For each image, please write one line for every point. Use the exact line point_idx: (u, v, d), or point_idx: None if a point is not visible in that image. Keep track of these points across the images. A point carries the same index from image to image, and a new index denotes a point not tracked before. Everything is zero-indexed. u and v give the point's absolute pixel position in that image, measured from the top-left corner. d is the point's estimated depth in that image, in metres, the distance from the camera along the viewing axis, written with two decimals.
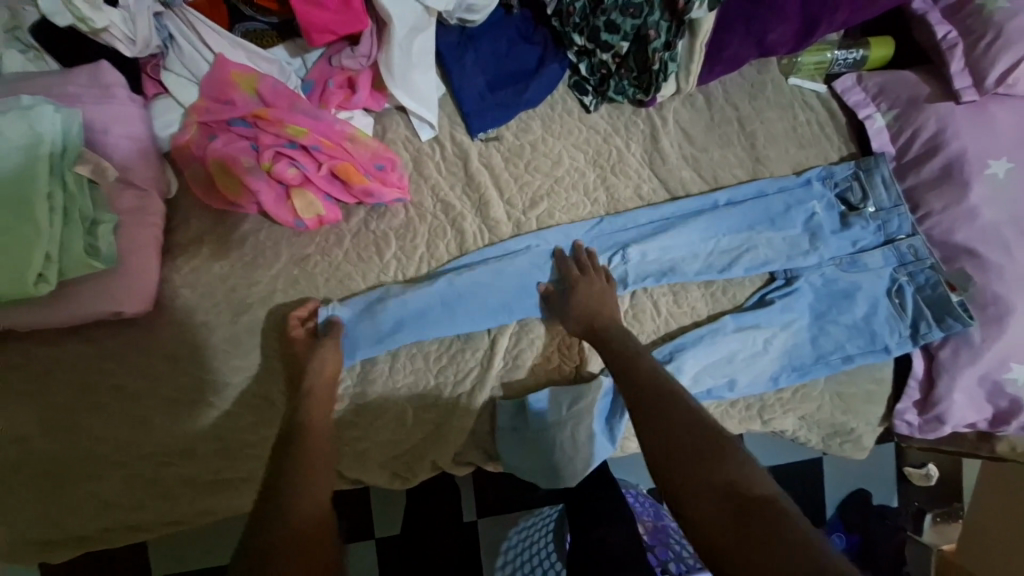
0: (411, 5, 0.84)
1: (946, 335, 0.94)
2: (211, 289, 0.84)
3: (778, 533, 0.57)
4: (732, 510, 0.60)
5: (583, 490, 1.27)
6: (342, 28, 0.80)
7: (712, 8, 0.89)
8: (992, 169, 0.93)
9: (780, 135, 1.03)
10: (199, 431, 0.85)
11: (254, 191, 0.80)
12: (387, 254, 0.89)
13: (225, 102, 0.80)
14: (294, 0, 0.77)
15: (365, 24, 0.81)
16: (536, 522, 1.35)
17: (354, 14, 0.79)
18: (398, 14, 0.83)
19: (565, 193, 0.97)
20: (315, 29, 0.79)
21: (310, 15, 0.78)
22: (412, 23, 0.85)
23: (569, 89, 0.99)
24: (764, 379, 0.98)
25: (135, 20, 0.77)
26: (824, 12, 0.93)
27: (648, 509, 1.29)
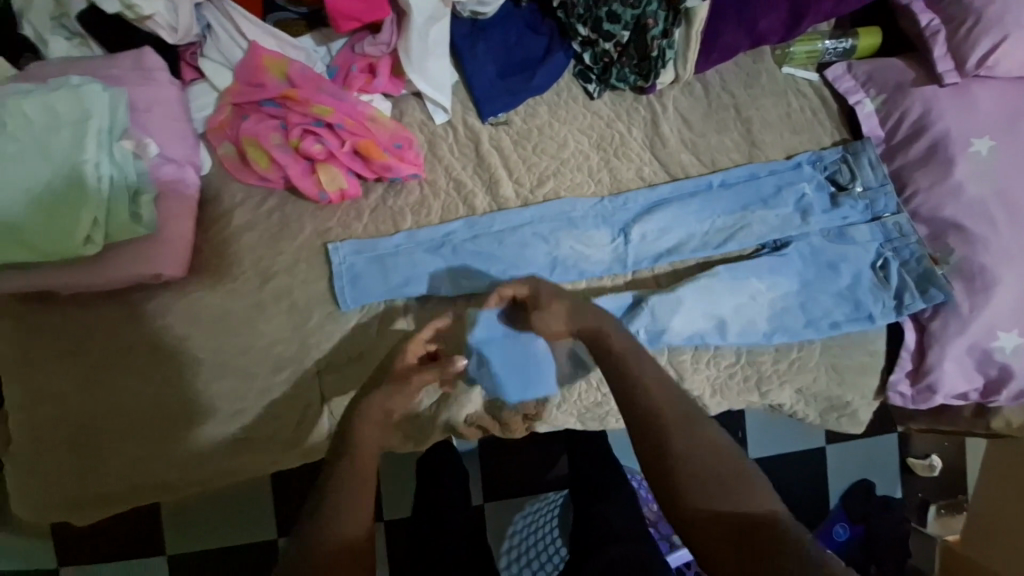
0: None
1: (931, 306, 0.98)
2: (240, 258, 0.91)
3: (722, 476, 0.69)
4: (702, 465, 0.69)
5: (585, 469, 1.33)
6: (366, 16, 0.87)
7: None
8: (976, 147, 0.98)
9: (774, 120, 1.09)
10: (225, 392, 0.91)
11: (282, 166, 0.87)
12: (403, 227, 0.95)
13: (256, 85, 0.87)
14: None
15: (387, 13, 0.88)
16: (542, 507, 1.47)
17: (377, 3, 0.86)
18: (416, 4, 0.90)
19: (570, 173, 1.03)
20: (341, 15, 0.86)
21: (337, 2, 0.85)
22: (429, 12, 0.92)
23: (573, 77, 1.05)
24: (751, 331, 1.01)
25: (177, 11, 0.86)
26: (809, 5, 1.02)
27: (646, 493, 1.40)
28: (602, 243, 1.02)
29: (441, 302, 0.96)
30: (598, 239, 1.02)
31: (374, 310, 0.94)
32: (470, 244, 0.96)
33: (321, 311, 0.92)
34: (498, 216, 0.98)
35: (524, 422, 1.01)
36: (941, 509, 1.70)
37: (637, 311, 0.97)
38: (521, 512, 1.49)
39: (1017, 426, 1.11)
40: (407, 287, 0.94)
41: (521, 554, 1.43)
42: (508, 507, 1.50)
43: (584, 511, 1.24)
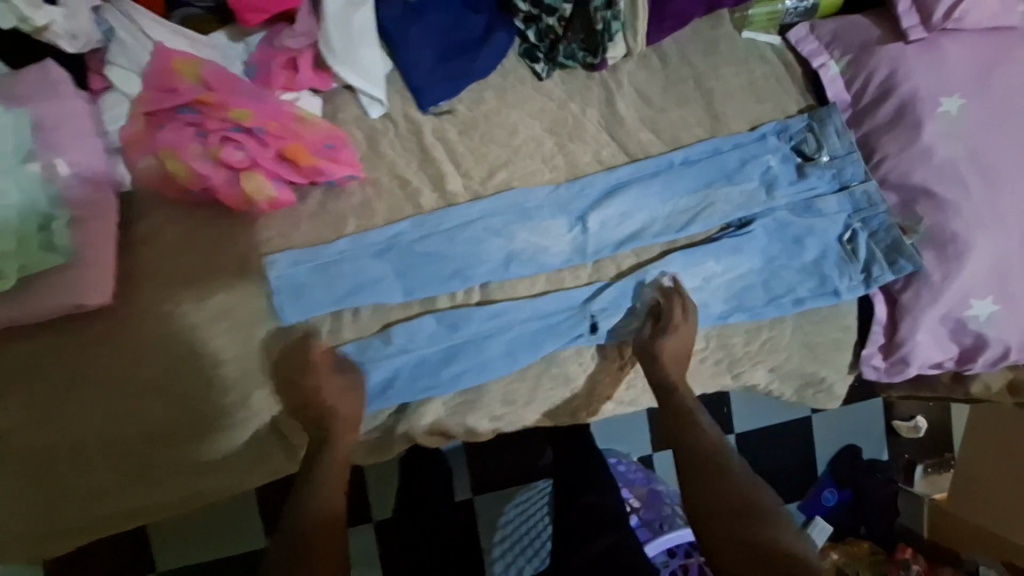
0: None
1: (899, 277, 0.94)
2: (174, 278, 0.85)
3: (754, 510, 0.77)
4: (740, 500, 0.78)
5: (569, 461, 1.34)
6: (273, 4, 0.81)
7: None
8: (945, 106, 0.93)
9: (736, 90, 1.03)
10: (177, 418, 0.86)
11: (204, 176, 0.81)
12: (346, 233, 0.88)
13: (166, 91, 0.80)
14: None
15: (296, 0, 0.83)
16: (534, 495, 1.49)
17: None
18: None
19: (523, 161, 0.98)
20: (246, 8, 0.81)
21: None
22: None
23: (520, 57, 0.98)
24: (709, 314, 0.99)
25: (76, 17, 0.79)
26: None
27: (637, 476, 1.48)
28: (561, 234, 0.97)
29: (393, 308, 0.91)
30: (556, 230, 0.96)
31: (321, 323, 0.88)
32: (418, 245, 0.90)
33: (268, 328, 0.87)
34: (447, 214, 0.92)
35: (491, 424, 0.99)
36: (927, 469, 1.70)
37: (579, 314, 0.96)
38: (511, 501, 1.49)
39: (997, 390, 1.10)
40: (358, 296, 0.87)
41: (513, 542, 1.45)
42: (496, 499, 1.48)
43: (569, 501, 1.25)
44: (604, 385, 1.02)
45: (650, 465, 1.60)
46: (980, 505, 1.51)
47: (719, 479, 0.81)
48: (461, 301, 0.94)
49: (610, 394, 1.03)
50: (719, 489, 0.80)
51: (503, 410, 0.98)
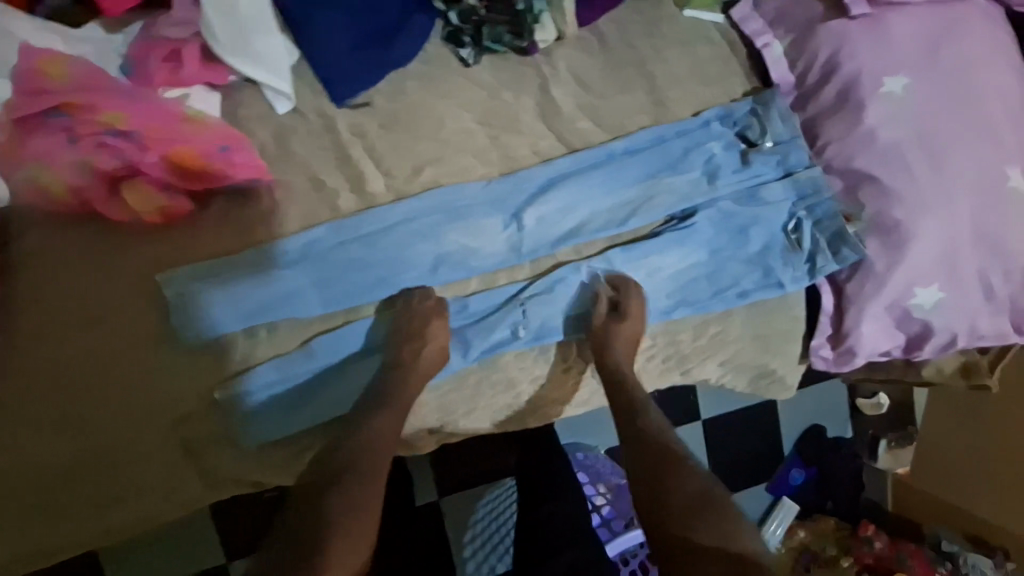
0: None
1: (843, 267, 0.91)
2: (62, 301, 0.78)
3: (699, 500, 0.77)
4: (686, 492, 0.78)
5: (531, 463, 1.30)
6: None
7: None
8: (888, 86, 0.88)
9: (679, 73, 0.97)
10: (75, 454, 0.79)
11: (78, 187, 0.74)
12: (254, 242, 0.82)
13: (28, 91, 0.70)
14: None
15: None
16: (501, 493, 1.43)
17: None
18: None
19: (452, 156, 0.90)
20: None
21: None
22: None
23: (444, 42, 0.90)
24: (653, 310, 0.95)
25: None
26: None
27: (608, 468, 1.43)
28: (496, 234, 0.90)
29: (313, 321, 0.84)
30: (490, 230, 0.90)
31: (233, 340, 0.82)
32: (336, 252, 0.83)
33: (175, 351, 0.81)
34: (367, 217, 0.85)
35: (431, 436, 0.95)
36: (891, 443, 1.60)
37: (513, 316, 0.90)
38: (481, 500, 1.42)
39: (949, 373, 1.08)
40: (262, 316, 0.81)
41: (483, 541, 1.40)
42: (464, 499, 1.42)
43: (531, 509, 1.21)
44: (550, 390, 0.97)
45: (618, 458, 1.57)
46: (944, 477, 1.52)
47: (668, 471, 0.80)
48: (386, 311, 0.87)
49: (556, 397, 0.98)
50: (669, 484, 0.79)
51: (442, 421, 0.93)
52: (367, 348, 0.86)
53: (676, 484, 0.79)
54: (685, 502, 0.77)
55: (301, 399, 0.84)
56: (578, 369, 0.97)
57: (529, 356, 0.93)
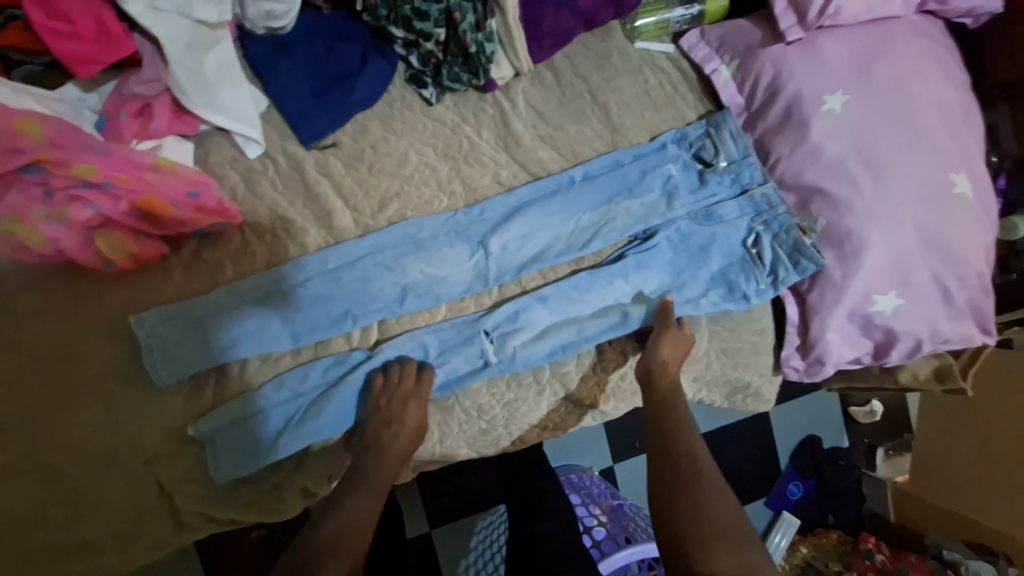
0: (178, 22, 0.80)
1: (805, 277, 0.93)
2: (38, 347, 0.80)
3: (717, 523, 0.78)
4: (701, 513, 0.78)
5: (522, 484, 1.31)
6: (104, 54, 0.76)
7: None
8: (829, 104, 0.92)
9: (632, 101, 1.01)
10: (47, 499, 0.79)
11: (52, 238, 0.76)
12: (224, 281, 0.85)
13: (4, 149, 0.72)
14: (44, 36, 0.74)
15: (131, 45, 0.78)
16: (493, 520, 1.37)
17: (113, 38, 0.76)
18: (165, 35, 0.79)
19: (416, 190, 0.94)
20: (76, 62, 0.75)
21: (66, 49, 0.74)
22: (190, 40, 0.81)
23: (406, 84, 0.95)
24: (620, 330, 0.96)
25: None
26: None
27: (603, 492, 1.39)
28: (460, 262, 0.93)
29: (283, 356, 0.86)
30: (455, 258, 0.93)
31: (206, 379, 0.84)
32: (298, 286, 0.86)
33: (148, 392, 0.82)
34: (331, 252, 0.88)
35: (408, 464, 0.96)
36: (888, 451, 1.61)
37: (478, 341, 0.92)
38: (474, 532, 1.40)
39: (926, 378, 1.08)
40: (221, 350, 0.83)
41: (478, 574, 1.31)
42: (459, 531, 1.40)
43: (523, 530, 1.19)
44: (526, 414, 0.97)
45: (612, 478, 1.56)
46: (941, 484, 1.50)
47: (687, 495, 0.81)
48: (357, 344, 0.90)
49: (531, 420, 0.98)
50: (686, 503, 0.80)
51: (418, 450, 0.94)
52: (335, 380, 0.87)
53: (703, 515, 0.78)
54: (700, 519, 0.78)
55: (262, 431, 0.84)
56: (553, 393, 0.97)
57: (499, 380, 0.94)
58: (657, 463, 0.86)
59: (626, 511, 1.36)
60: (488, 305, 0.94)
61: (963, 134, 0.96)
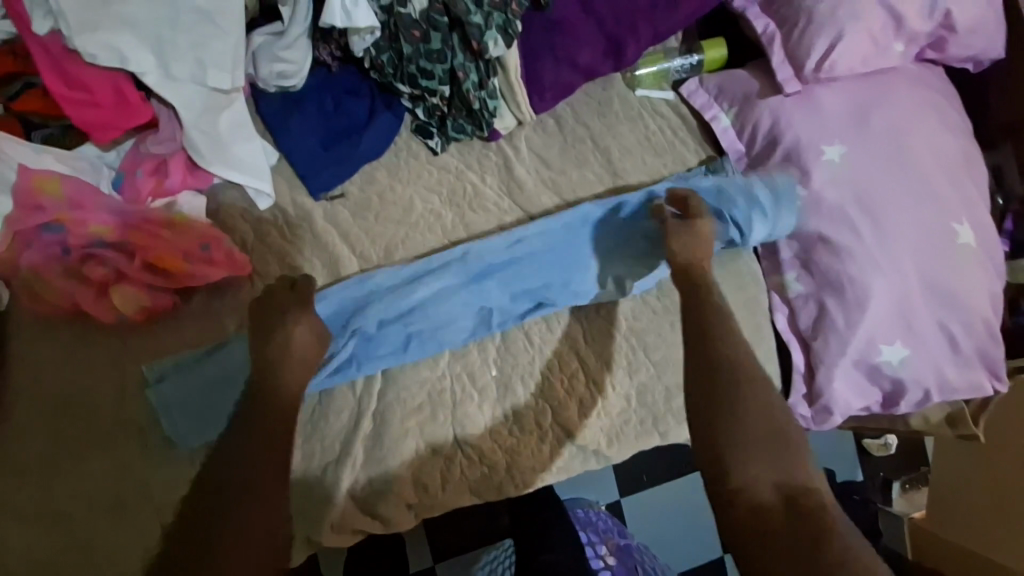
0: (194, 90, 0.83)
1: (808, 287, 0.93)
2: (53, 399, 0.82)
3: (762, 431, 0.73)
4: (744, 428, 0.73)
5: (529, 516, 1.31)
6: (121, 121, 0.81)
7: (510, 44, 0.91)
8: (827, 154, 0.93)
9: (633, 146, 1.03)
10: (48, 551, 0.79)
11: (69, 292, 0.81)
12: (233, 329, 0.87)
13: (25, 206, 0.78)
14: (66, 106, 0.79)
15: (147, 110, 0.83)
16: (499, 554, 1.32)
17: (130, 105, 0.81)
18: (182, 102, 0.83)
19: (421, 236, 0.96)
20: (95, 127, 0.81)
21: (86, 117, 0.80)
22: (203, 105, 0.84)
23: (412, 134, 0.98)
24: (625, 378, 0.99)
25: None
26: (626, 32, 0.97)
27: (610, 526, 1.36)
28: (462, 309, 0.93)
29: None
30: (456, 305, 0.93)
31: None
32: None
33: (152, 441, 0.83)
34: (334, 299, 0.90)
35: (408, 510, 0.92)
36: (905, 485, 1.64)
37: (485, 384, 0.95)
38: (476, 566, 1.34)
39: (936, 421, 1.07)
40: (228, 390, 0.84)
41: None
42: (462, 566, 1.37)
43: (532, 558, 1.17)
44: (527, 457, 0.96)
45: (619, 512, 1.53)
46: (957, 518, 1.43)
47: (730, 405, 0.74)
48: (360, 391, 0.91)
49: (537, 465, 0.96)
50: (729, 411, 0.74)
51: (418, 497, 0.92)
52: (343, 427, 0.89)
53: (746, 423, 0.73)
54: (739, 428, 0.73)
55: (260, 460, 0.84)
56: (554, 439, 0.97)
57: (502, 426, 0.95)
58: (695, 365, 0.78)
59: (632, 551, 1.30)
60: (492, 351, 0.95)
61: (964, 181, 0.96)
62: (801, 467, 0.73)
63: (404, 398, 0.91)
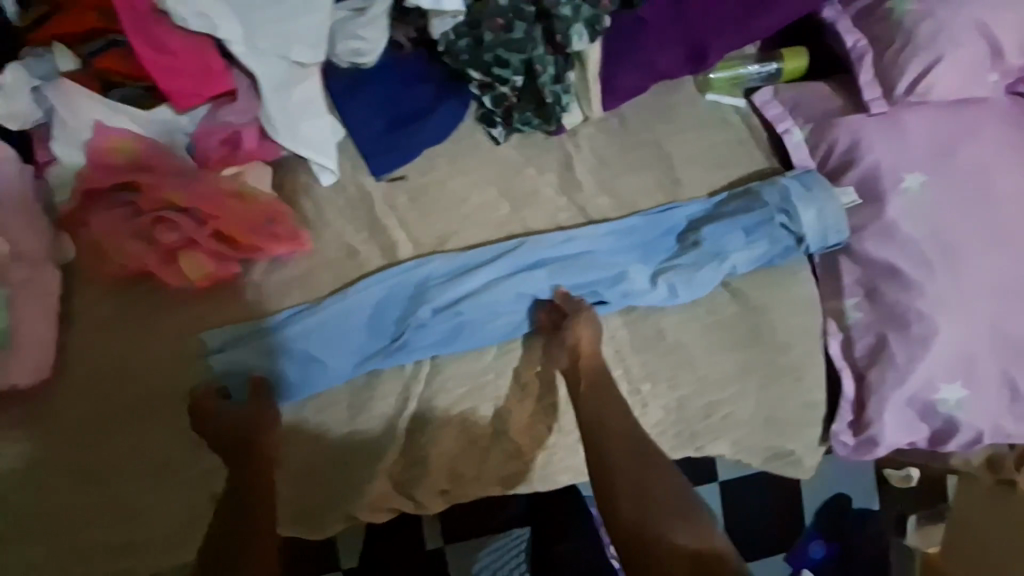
0: (276, 62, 0.83)
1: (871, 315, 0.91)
2: (112, 356, 0.84)
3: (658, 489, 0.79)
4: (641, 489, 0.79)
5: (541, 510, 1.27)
6: (203, 88, 0.82)
7: (594, 38, 0.89)
8: (907, 182, 0.90)
9: (696, 154, 1.00)
10: (97, 504, 0.82)
11: (137, 256, 0.82)
12: (290, 303, 0.88)
13: (99, 166, 0.81)
14: (152, 70, 0.80)
15: (227, 79, 0.84)
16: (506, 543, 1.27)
17: (212, 73, 0.82)
18: (263, 72, 0.83)
19: (476, 227, 0.95)
20: (178, 94, 0.82)
21: (171, 83, 0.81)
22: (285, 77, 0.84)
23: (478, 122, 0.97)
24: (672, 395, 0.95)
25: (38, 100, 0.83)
26: (710, 36, 0.94)
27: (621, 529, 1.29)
28: (513, 307, 0.92)
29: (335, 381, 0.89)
30: (508, 304, 0.91)
31: None
32: (357, 316, 0.88)
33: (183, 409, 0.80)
34: (387, 284, 0.90)
35: (440, 496, 0.93)
36: None
37: (530, 382, 0.93)
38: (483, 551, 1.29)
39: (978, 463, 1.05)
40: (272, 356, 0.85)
41: None
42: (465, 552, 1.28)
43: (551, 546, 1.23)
44: (561, 458, 0.95)
45: None
46: None
47: (631, 464, 0.81)
48: (408, 375, 0.90)
49: (568, 465, 0.96)
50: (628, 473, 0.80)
51: (452, 483, 0.93)
52: (387, 408, 0.89)
53: (644, 481, 0.80)
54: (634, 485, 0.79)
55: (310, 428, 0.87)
56: None
57: (540, 424, 0.94)
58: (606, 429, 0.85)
59: None
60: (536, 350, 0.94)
61: None
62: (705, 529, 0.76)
63: (449, 389, 0.91)
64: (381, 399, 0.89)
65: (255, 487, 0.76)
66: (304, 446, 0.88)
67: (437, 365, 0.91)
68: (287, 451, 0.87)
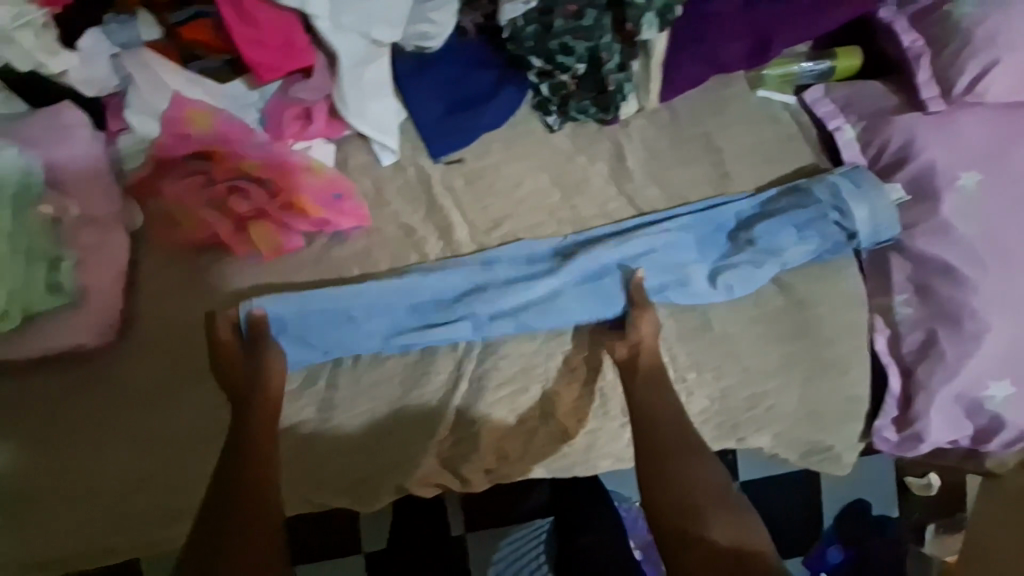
0: (355, 40, 0.86)
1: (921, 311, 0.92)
2: (175, 321, 0.86)
3: (705, 493, 0.79)
4: (684, 496, 0.78)
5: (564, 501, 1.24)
6: (285, 62, 0.84)
7: (661, 29, 0.91)
8: (963, 181, 0.91)
9: (746, 148, 1.01)
10: (156, 465, 0.83)
11: (209, 224, 0.85)
12: (350, 277, 0.89)
13: (175, 135, 0.85)
14: (240, 42, 0.83)
15: (309, 56, 0.86)
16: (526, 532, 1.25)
17: (296, 49, 0.84)
18: (344, 49, 0.85)
19: (529, 212, 0.97)
20: (263, 67, 0.84)
21: (255, 55, 0.83)
22: (360, 56, 0.87)
23: (533, 109, 0.98)
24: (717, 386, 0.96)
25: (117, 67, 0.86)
26: (773, 29, 0.96)
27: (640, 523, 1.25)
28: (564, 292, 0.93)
29: (389, 356, 0.90)
30: (560, 288, 0.92)
31: (319, 371, 0.89)
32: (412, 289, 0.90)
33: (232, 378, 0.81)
34: (441, 264, 0.91)
35: (485, 476, 0.94)
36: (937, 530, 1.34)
37: (579, 366, 0.94)
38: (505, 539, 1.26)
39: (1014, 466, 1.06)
40: (330, 328, 0.87)
41: None
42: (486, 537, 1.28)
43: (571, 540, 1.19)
44: (604, 444, 0.95)
45: None
46: None
47: (676, 468, 0.80)
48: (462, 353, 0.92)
49: (610, 450, 0.96)
50: (675, 479, 0.79)
51: (498, 463, 0.93)
52: (440, 385, 0.91)
53: (689, 486, 0.79)
54: (677, 492, 0.78)
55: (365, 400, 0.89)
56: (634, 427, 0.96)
57: (585, 409, 0.95)
58: (647, 430, 0.84)
59: None
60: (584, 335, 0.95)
61: None
62: (752, 534, 0.76)
63: (500, 368, 0.92)
64: (434, 375, 0.91)
65: (245, 486, 0.71)
66: (355, 420, 0.89)
67: (488, 346, 0.93)
68: (339, 421, 0.89)
